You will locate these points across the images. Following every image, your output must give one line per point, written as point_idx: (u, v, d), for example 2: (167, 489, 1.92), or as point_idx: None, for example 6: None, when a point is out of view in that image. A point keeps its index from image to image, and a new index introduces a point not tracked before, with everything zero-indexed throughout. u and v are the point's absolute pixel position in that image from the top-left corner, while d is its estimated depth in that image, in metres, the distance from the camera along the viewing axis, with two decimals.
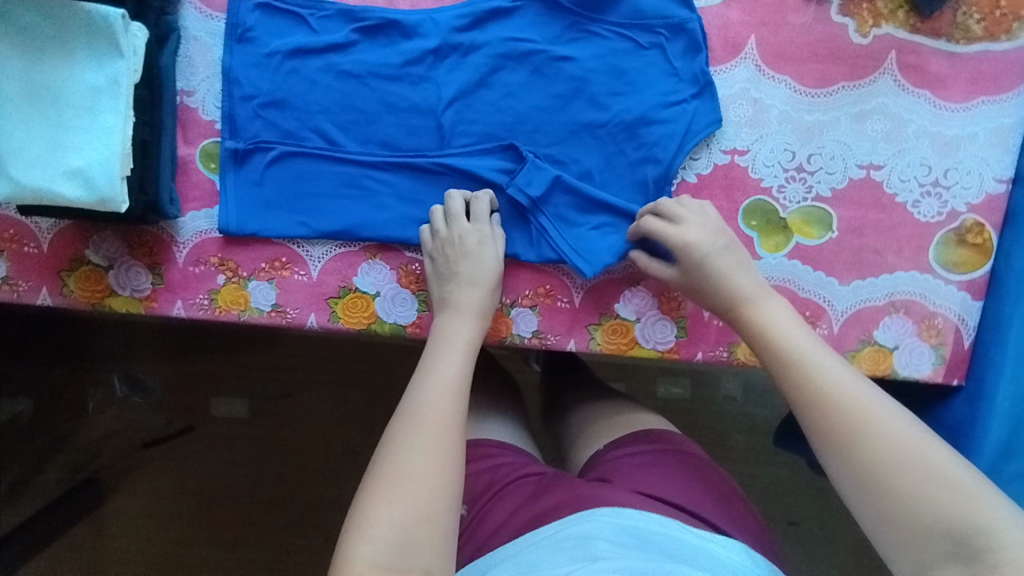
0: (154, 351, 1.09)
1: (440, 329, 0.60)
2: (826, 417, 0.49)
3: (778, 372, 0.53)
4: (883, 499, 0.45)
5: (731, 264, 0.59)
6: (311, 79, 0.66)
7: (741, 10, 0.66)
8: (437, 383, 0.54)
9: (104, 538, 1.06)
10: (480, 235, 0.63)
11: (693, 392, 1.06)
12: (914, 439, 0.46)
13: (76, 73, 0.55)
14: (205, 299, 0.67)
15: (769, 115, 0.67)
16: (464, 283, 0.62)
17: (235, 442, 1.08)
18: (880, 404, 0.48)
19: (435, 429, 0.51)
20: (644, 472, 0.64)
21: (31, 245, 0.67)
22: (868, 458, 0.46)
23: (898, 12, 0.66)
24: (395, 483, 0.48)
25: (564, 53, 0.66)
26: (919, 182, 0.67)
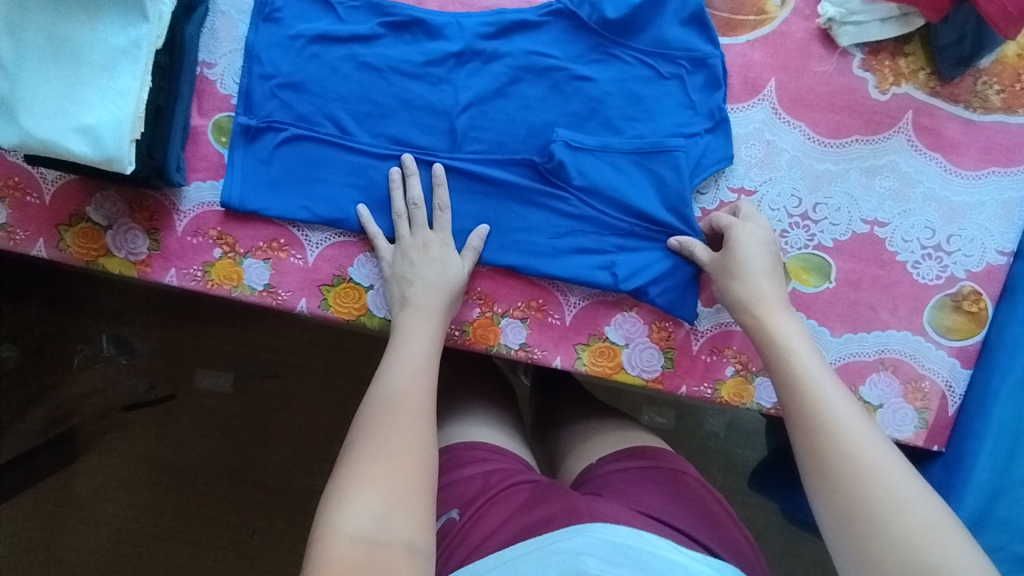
0: (144, 315, 1.08)
1: (401, 325, 0.60)
2: (830, 438, 0.48)
3: (785, 388, 0.52)
4: (867, 534, 0.44)
5: (763, 270, 0.59)
6: (332, 66, 0.66)
7: (765, 52, 0.66)
8: (405, 370, 0.55)
9: (73, 495, 1.06)
10: (434, 236, 0.64)
11: (677, 423, 1.05)
12: (906, 483, 0.45)
13: (99, 32, 0.56)
14: (198, 271, 0.67)
15: (780, 159, 0.66)
16: (427, 286, 0.62)
17: (214, 416, 1.07)
18: (879, 443, 0.48)
19: (410, 410, 0.52)
20: (637, 487, 0.65)
21: (34, 195, 0.68)
22: (861, 487, 0.45)
23: (920, 73, 0.66)
24: (377, 458, 0.48)
25: (584, 73, 0.65)
26: (921, 244, 0.67)
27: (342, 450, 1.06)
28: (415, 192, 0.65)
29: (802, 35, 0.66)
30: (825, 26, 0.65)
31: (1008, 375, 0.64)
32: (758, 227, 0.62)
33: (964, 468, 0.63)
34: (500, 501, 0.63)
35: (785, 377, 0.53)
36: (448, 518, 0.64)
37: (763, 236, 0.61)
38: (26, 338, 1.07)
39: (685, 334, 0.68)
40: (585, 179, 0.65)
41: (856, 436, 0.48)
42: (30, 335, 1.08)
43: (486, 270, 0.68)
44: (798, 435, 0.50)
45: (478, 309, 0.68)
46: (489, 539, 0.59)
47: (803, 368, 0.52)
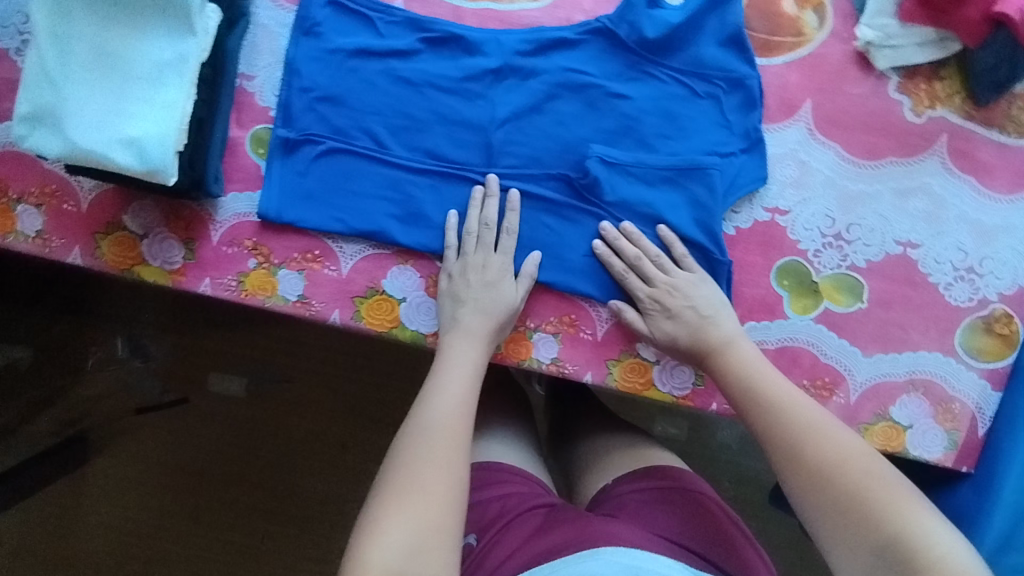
0: (159, 318, 1.08)
1: (449, 350, 0.60)
2: (787, 427, 0.54)
3: (741, 394, 0.58)
4: (833, 504, 0.50)
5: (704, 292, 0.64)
6: (370, 81, 0.66)
7: (801, 73, 0.66)
8: (444, 401, 0.55)
9: (83, 497, 1.06)
10: (496, 258, 0.65)
11: (688, 434, 1.05)
12: (855, 455, 0.52)
13: (145, 45, 0.56)
14: (233, 281, 0.68)
15: (814, 179, 0.67)
16: (478, 308, 0.62)
17: (227, 420, 1.07)
18: (829, 422, 0.54)
19: (446, 442, 0.52)
20: (652, 510, 0.65)
21: (71, 203, 0.68)
22: (816, 466, 0.52)
23: (955, 97, 0.66)
24: (408, 490, 0.49)
25: (621, 91, 0.66)
26: (954, 266, 0.67)
27: (355, 455, 1.06)
28: (486, 211, 0.65)
29: (838, 57, 0.66)
30: (862, 49, 0.66)
31: None
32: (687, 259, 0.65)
33: (993, 489, 0.64)
34: (515, 525, 0.63)
35: (738, 386, 0.59)
36: (467, 544, 0.64)
37: (684, 282, 0.64)
38: (40, 337, 1.00)
39: None
40: (620, 196, 0.66)
41: (811, 425, 0.54)
42: (44, 334, 1.00)
43: None
44: (761, 435, 0.56)
45: None
46: (505, 564, 0.59)
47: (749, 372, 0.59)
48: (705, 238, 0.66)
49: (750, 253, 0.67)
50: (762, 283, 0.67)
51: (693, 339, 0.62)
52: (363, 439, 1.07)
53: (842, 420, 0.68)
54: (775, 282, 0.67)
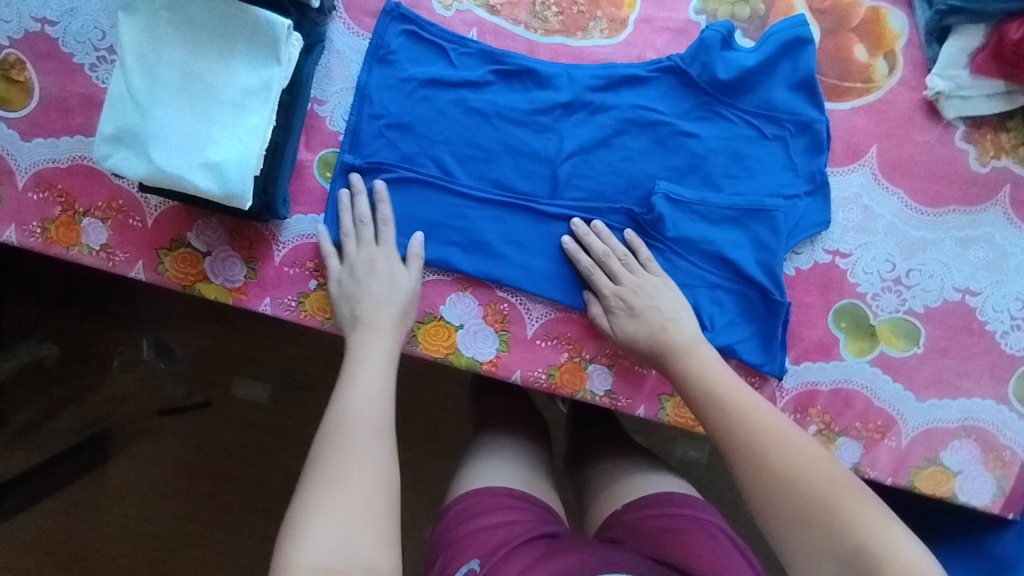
0: (186, 322, 1.08)
1: (355, 345, 0.60)
2: (745, 426, 0.53)
3: (700, 394, 0.57)
4: (799, 517, 0.49)
5: (658, 287, 0.64)
6: (441, 110, 0.67)
7: (869, 119, 0.67)
8: (361, 392, 0.55)
9: (101, 495, 1.06)
10: (376, 249, 0.64)
11: (710, 458, 1.05)
12: (808, 456, 0.51)
13: (231, 71, 0.57)
14: (293, 301, 0.68)
15: (877, 224, 0.67)
16: (376, 299, 0.62)
17: (252, 426, 1.08)
18: (789, 432, 0.53)
19: (361, 433, 0.53)
20: (657, 538, 0.66)
21: (137, 218, 0.69)
22: (780, 481, 0.50)
23: (1021, 148, 0.66)
24: (328, 487, 0.49)
25: (689, 130, 0.66)
26: (1011, 315, 0.68)
27: None
28: (363, 206, 0.65)
29: (907, 105, 0.67)
30: (931, 98, 0.66)
31: None
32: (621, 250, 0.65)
33: None
34: (519, 551, 0.63)
35: (700, 397, 0.57)
36: (469, 569, 0.64)
37: (641, 283, 0.63)
38: (66, 336, 1.06)
39: (771, 391, 0.68)
40: (683, 233, 0.66)
41: (766, 426, 0.53)
42: (71, 335, 1.06)
43: (576, 317, 0.68)
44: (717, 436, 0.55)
45: (566, 354, 0.68)
46: None
47: (708, 384, 0.57)
48: (767, 278, 0.66)
49: (808, 294, 0.68)
50: (819, 324, 0.68)
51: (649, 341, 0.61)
52: None
53: (892, 463, 0.68)
54: (832, 323, 0.68)
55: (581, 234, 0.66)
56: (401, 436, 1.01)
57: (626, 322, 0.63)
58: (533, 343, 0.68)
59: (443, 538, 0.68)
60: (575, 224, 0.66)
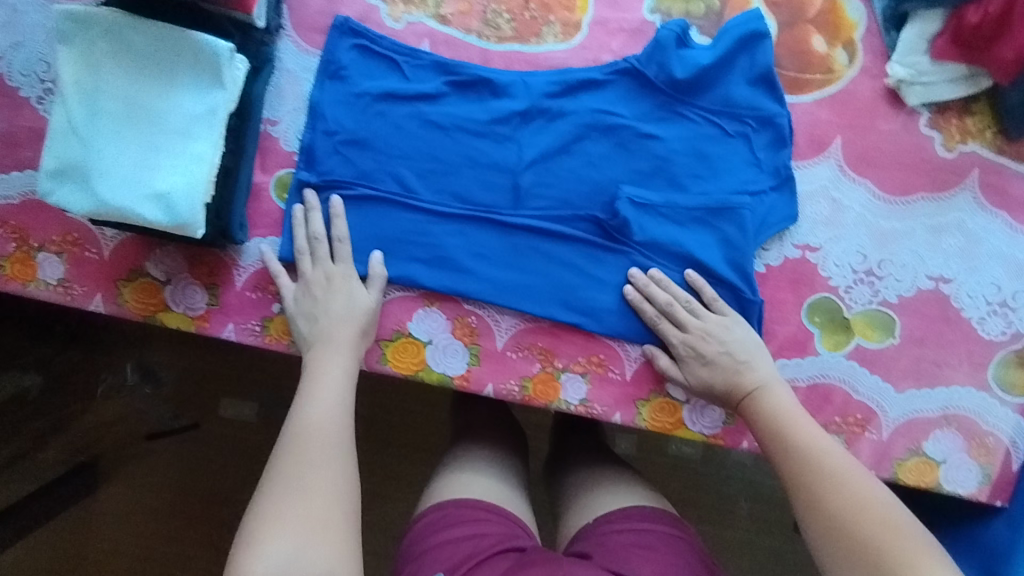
0: (170, 346, 1.07)
1: (313, 363, 0.59)
2: (815, 468, 0.54)
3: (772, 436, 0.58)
4: (851, 548, 0.50)
5: (721, 327, 0.63)
6: (396, 124, 0.65)
7: (831, 110, 0.65)
8: (322, 404, 0.56)
9: (92, 523, 1.06)
10: (334, 270, 0.63)
11: (704, 453, 1.04)
12: (875, 502, 0.51)
13: (175, 98, 0.55)
14: (257, 326, 0.67)
15: (846, 216, 0.66)
16: (340, 319, 0.61)
17: (240, 446, 1.07)
18: (850, 470, 0.54)
19: (320, 442, 0.53)
20: (628, 552, 0.64)
21: (93, 251, 0.67)
22: (837, 511, 0.51)
23: (987, 132, 0.65)
24: (285, 494, 0.50)
25: (651, 131, 0.65)
26: (986, 300, 0.67)
27: None
28: (312, 226, 0.64)
29: (869, 94, 0.65)
30: (893, 86, 0.65)
31: None
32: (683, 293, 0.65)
33: None
34: (485, 564, 0.62)
35: (763, 424, 0.59)
36: None
37: (706, 330, 0.63)
38: (50, 365, 0.91)
39: None
40: (649, 236, 0.65)
41: (835, 470, 0.54)
42: (56, 364, 0.96)
43: (545, 326, 0.67)
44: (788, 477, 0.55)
45: (538, 364, 0.67)
46: None
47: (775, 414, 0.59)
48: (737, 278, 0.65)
49: (781, 291, 0.67)
50: (793, 321, 0.67)
51: (709, 386, 0.62)
52: None
53: (874, 456, 0.67)
54: (806, 319, 0.67)
55: (637, 280, 0.64)
56: (389, 448, 0.99)
57: (699, 368, 0.63)
58: (504, 355, 0.67)
59: (412, 548, 0.67)
60: (636, 272, 0.65)
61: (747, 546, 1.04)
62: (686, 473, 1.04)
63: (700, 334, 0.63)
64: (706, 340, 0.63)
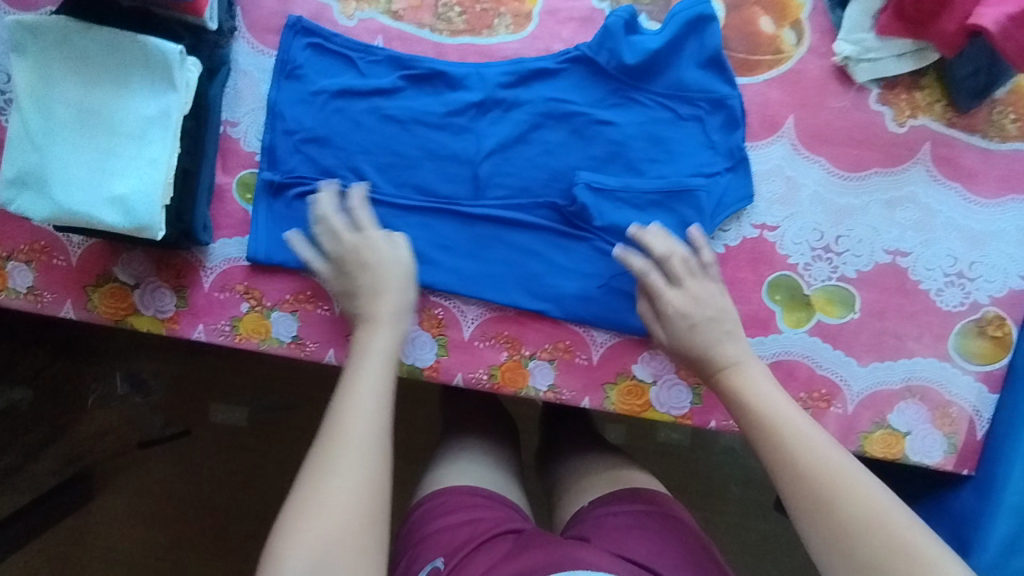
0: (158, 354, 1.07)
1: (360, 343, 0.59)
2: (816, 473, 0.52)
3: (768, 433, 0.55)
4: (852, 564, 0.49)
5: (703, 290, 0.63)
6: (354, 120, 0.66)
7: (782, 90, 0.66)
8: (357, 404, 0.53)
9: (90, 532, 1.07)
10: (376, 249, 0.62)
11: (693, 439, 1.05)
12: (882, 510, 0.50)
13: (128, 102, 0.56)
14: (226, 326, 0.68)
15: (801, 194, 0.67)
16: (379, 296, 0.60)
17: (234, 451, 1.07)
18: (849, 468, 0.52)
19: (350, 459, 0.51)
20: (624, 533, 0.64)
21: (61, 258, 0.68)
22: (837, 526, 0.50)
23: (936, 105, 0.66)
24: (309, 515, 0.48)
25: (605, 117, 0.66)
26: (943, 272, 0.68)
27: None
28: (353, 203, 0.63)
29: (818, 72, 0.66)
30: (841, 64, 0.66)
31: None
32: (672, 250, 0.63)
33: (995, 491, 0.65)
34: (484, 549, 0.62)
35: (755, 422, 0.56)
36: (434, 567, 0.63)
37: (695, 296, 0.62)
38: (39, 380, 0.90)
39: None
40: (609, 221, 0.66)
41: (838, 475, 0.52)
42: None
43: (511, 315, 0.68)
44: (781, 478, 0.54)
45: (505, 353, 0.68)
46: None
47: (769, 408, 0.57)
48: None
49: (741, 271, 0.68)
50: (754, 299, 0.68)
51: (682, 345, 0.62)
52: None
53: (841, 429, 0.68)
54: (767, 297, 0.68)
55: (637, 236, 0.63)
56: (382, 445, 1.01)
57: (681, 333, 0.62)
58: (472, 345, 0.68)
59: (412, 533, 0.68)
60: (632, 228, 0.64)
61: (739, 528, 1.05)
62: (675, 459, 1.05)
63: (688, 300, 0.62)
64: (689, 308, 0.62)
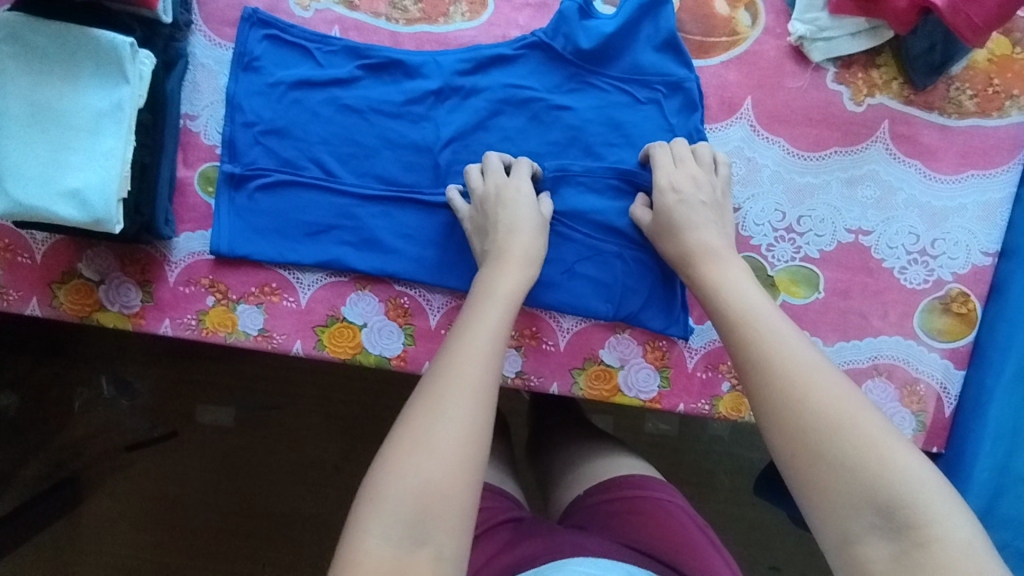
0: (144, 355, 1.04)
1: (485, 279, 0.57)
2: (766, 369, 0.48)
3: (730, 332, 0.53)
4: (810, 459, 0.44)
5: (696, 174, 0.63)
6: (313, 111, 0.66)
7: (739, 72, 0.67)
8: (469, 339, 0.50)
9: (78, 541, 1.02)
10: (521, 193, 0.62)
11: (680, 429, 1.04)
12: (844, 406, 0.45)
13: (80, 96, 0.56)
14: (193, 319, 0.67)
15: (761, 175, 0.67)
16: (510, 234, 0.60)
17: (223, 453, 1.03)
18: (823, 368, 0.47)
19: (465, 390, 0.47)
20: (621, 520, 0.62)
21: (25, 255, 0.67)
22: (800, 420, 0.45)
23: (893, 83, 0.67)
24: (416, 448, 0.44)
25: (563, 102, 0.67)
26: (906, 250, 0.68)
27: (347, 478, 1.03)
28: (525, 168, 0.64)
29: (774, 53, 0.67)
30: (796, 44, 0.66)
31: (1001, 374, 0.64)
32: (687, 149, 0.64)
33: (963, 469, 0.63)
34: (484, 540, 0.62)
35: (724, 317, 0.54)
36: None
37: (692, 177, 0.62)
38: (25, 383, 0.99)
39: (680, 353, 0.68)
40: (569, 205, 0.66)
41: (799, 370, 0.47)
42: None
43: None
44: (745, 379, 0.50)
45: None
46: None
47: (748, 313, 0.53)
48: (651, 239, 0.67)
49: None
50: None
51: (665, 216, 0.61)
52: (355, 460, 1.03)
53: None
54: None
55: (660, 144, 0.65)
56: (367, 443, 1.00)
57: (665, 204, 0.62)
58: (438, 334, 0.68)
59: None
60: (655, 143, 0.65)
61: (730, 518, 1.04)
62: (665, 450, 1.04)
63: (688, 176, 0.62)
64: (680, 184, 0.62)
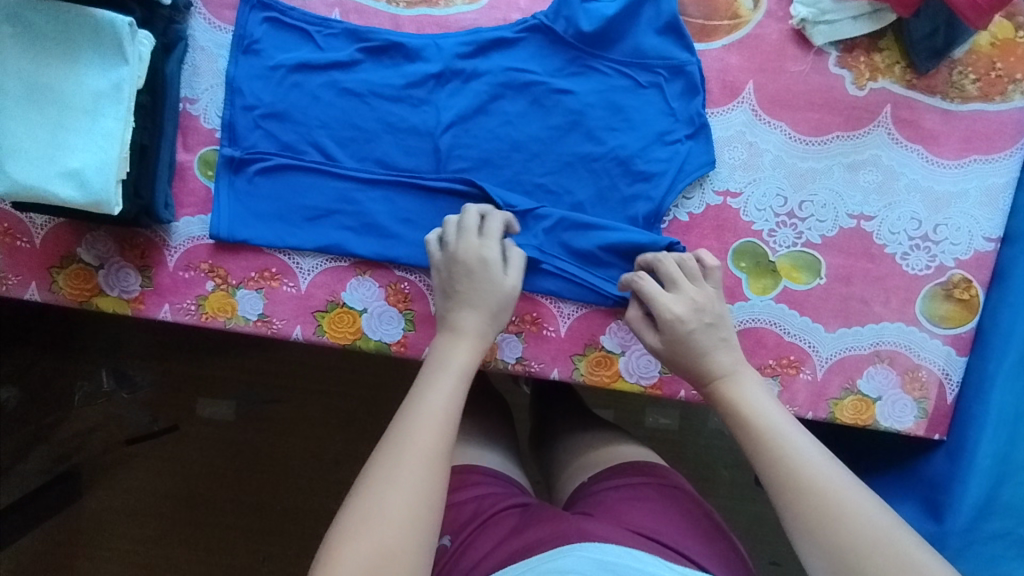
0: (142, 347, 1.03)
1: (435, 348, 0.57)
2: (799, 492, 0.49)
3: (756, 452, 0.53)
4: None
5: (701, 300, 0.60)
6: (313, 94, 0.66)
7: (741, 55, 0.67)
8: (425, 408, 0.52)
9: (77, 534, 1.02)
10: (489, 266, 0.59)
11: (681, 423, 1.04)
12: (878, 523, 0.47)
13: (79, 76, 0.56)
14: (192, 305, 0.67)
15: (763, 159, 0.67)
16: (470, 307, 0.58)
17: (223, 445, 1.03)
18: (850, 487, 0.49)
19: (421, 458, 0.49)
20: (628, 506, 0.62)
21: (25, 240, 0.67)
22: (839, 543, 0.47)
23: (895, 67, 0.67)
24: (371, 517, 0.46)
25: (564, 86, 0.67)
26: (908, 235, 0.67)
27: (347, 471, 1.02)
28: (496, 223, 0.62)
29: (776, 36, 0.67)
30: (798, 27, 0.66)
31: (1004, 359, 0.64)
32: (686, 268, 0.61)
33: (966, 455, 0.63)
34: (492, 523, 0.61)
35: (746, 432, 0.54)
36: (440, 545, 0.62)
37: (692, 302, 0.59)
38: (26, 376, 1.02)
39: None
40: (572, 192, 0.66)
41: (829, 492, 0.49)
42: (31, 373, 1.03)
43: None
44: (775, 503, 0.51)
45: None
46: (480, 566, 0.58)
47: (771, 425, 0.53)
48: (653, 223, 0.66)
49: (705, 239, 0.67)
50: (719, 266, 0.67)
51: (677, 348, 0.58)
52: (357, 453, 1.02)
53: (811, 397, 0.67)
54: (732, 264, 0.67)
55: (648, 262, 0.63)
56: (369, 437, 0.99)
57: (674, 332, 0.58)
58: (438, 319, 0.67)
59: None
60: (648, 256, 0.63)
61: (731, 512, 1.03)
62: (666, 443, 1.04)
63: (689, 303, 0.59)
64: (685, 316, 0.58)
